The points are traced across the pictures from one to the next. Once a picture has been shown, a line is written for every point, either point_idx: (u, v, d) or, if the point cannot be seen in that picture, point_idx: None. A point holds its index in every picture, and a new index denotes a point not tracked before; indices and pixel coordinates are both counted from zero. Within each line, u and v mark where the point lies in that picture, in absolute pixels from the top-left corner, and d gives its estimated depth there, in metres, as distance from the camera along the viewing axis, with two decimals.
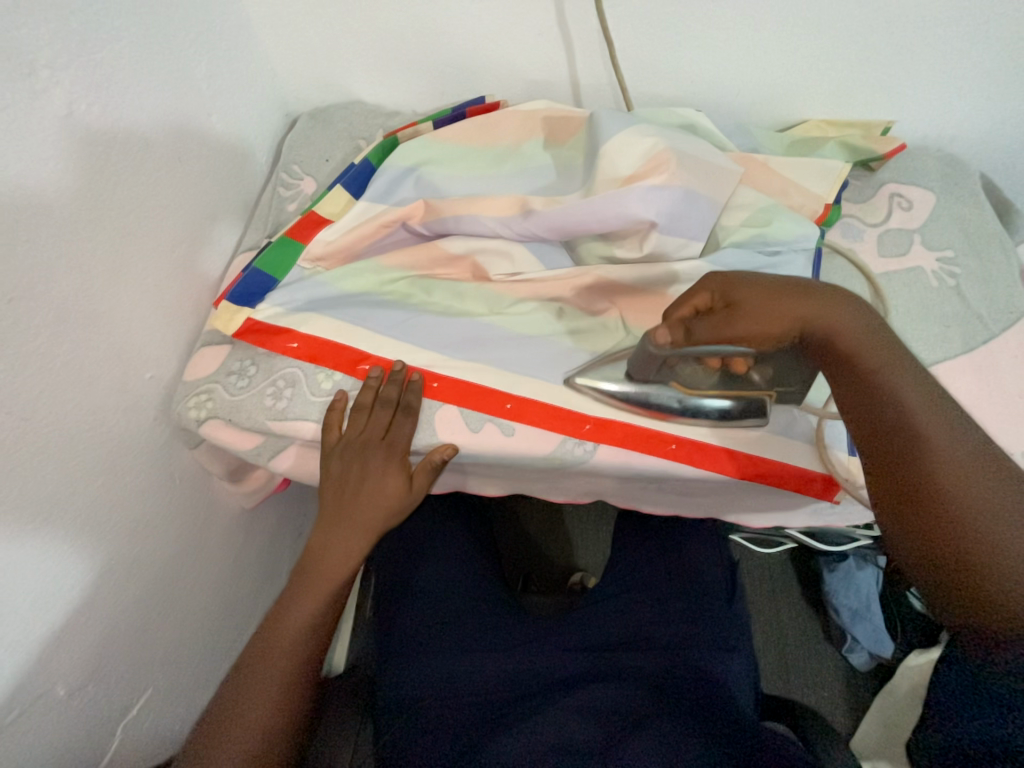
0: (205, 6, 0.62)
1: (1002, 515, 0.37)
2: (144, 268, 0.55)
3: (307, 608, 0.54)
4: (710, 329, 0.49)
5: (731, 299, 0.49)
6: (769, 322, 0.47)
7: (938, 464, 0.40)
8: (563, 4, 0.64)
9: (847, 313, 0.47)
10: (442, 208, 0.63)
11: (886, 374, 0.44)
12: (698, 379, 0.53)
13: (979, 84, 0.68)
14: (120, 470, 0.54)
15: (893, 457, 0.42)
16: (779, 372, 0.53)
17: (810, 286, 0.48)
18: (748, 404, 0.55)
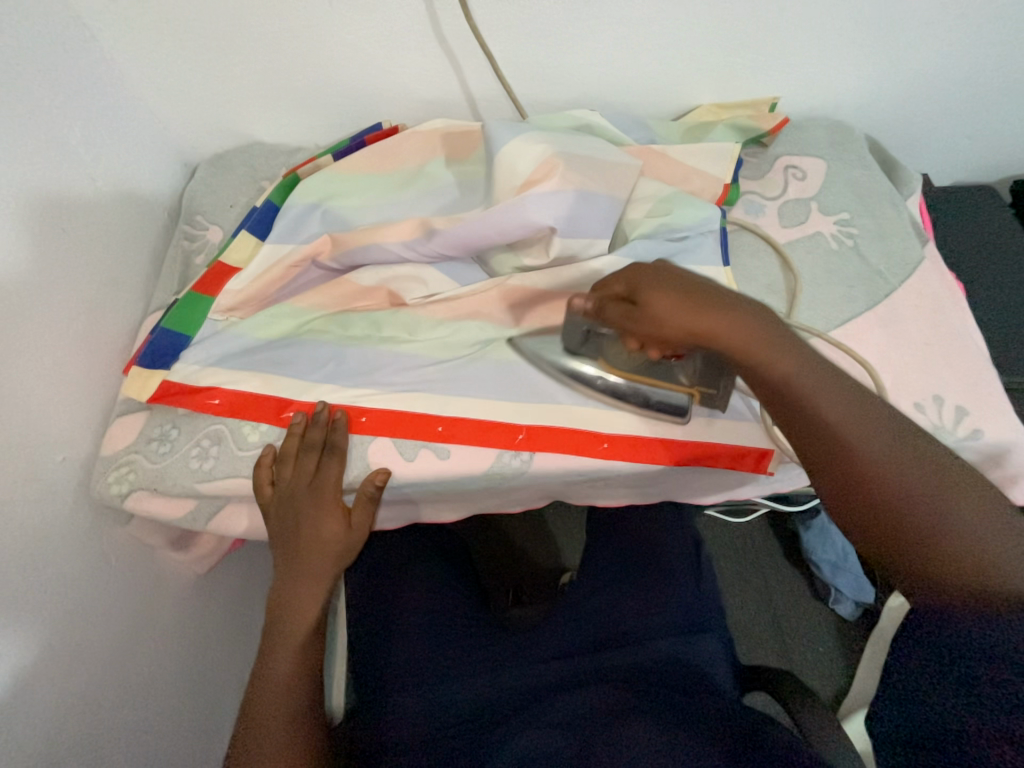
0: (73, 69, 0.60)
1: (948, 513, 0.39)
2: (38, 347, 0.53)
3: (289, 661, 0.51)
4: (621, 316, 0.50)
5: (636, 298, 0.48)
6: (677, 329, 0.47)
7: (860, 454, 0.42)
8: (440, 24, 0.65)
9: (750, 316, 0.46)
10: (349, 241, 0.62)
11: (795, 374, 0.45)
12: (623, 361, 0.54)
13: (847, 53, 0.71)
14: (43, 562, 0.51)
15: (820, 448, 0.44)
16: (702, 372, 0.54)
17: (722, 290, 0.47)
18: (668, 396, 0.56)
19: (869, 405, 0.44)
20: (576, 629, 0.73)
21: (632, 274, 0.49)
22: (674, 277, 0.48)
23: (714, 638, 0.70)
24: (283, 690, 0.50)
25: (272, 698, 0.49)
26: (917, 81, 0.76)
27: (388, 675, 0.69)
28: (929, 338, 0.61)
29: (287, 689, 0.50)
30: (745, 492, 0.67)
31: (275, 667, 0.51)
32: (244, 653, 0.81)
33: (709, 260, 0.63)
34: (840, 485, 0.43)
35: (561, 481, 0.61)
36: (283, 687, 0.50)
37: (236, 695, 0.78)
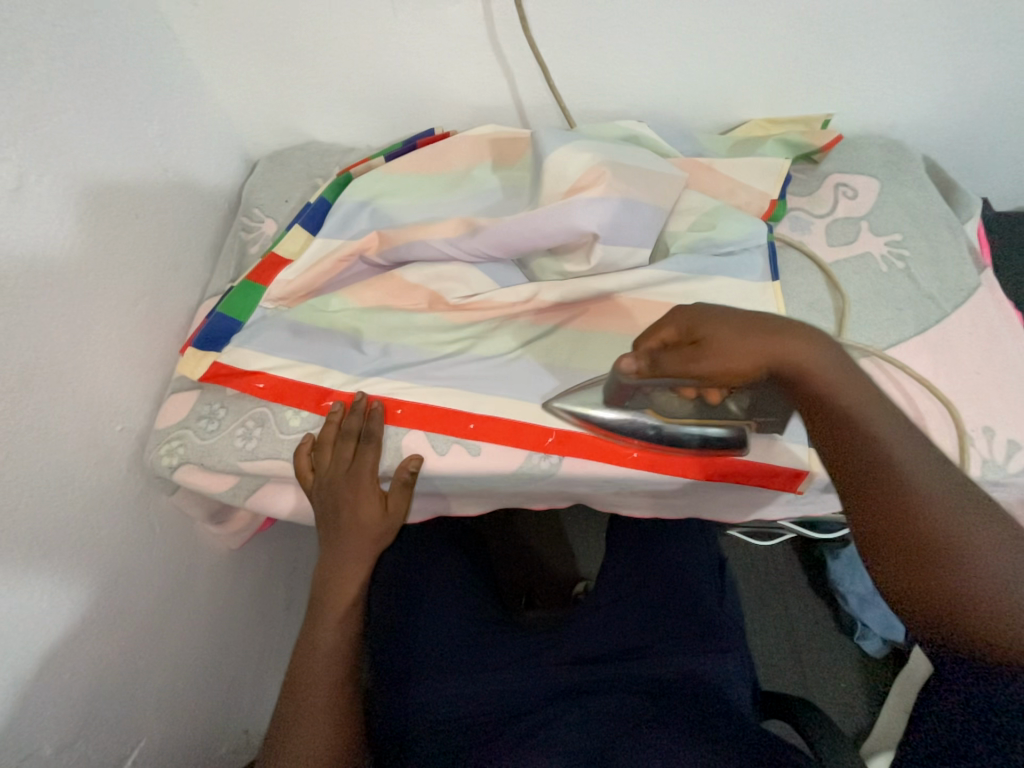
0: (155, 69, 0.65)
1: (1005, 583, 0.36)
2: (107, 324, 0.57)
3: (332, 635, 0.53)
4: (677, 360, 0.47)
5: (696, 329, 0.47)
6: (745, 359, 0.45)
7: (921, 506, 0.39)
8: (497, 34, 0.67)
9: (815, 347, 0.45)
10: (396, 238, 0.64)
11: (868, 412, 0.43)
12: (675, 407, 0.52)
13: (908, 72, 0.70)
14: (97, 523, 0.55)
15: (887, 498, 0.40)
16: (756, 403, 0.53)
17: (781, 320, 0.46)
18: (722, 431, 0.54)
19: (939, 453, 0.41)
20: (591, 638, 0.73)
21: (683, 313, 0.48)
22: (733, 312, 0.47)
23: (736, 658, 0.68)
24: (326, 660, 0.52)
25: (316, 666, 0.51)
26: (981, 101, 0.73)
27: (404, 664, 0.70)
28: (981, 367, 0.59)
29: (331, 660, 0.52)
30: (775, 513, 0.66)
31: (321, 637, 0.53)
32: (267, 631, 0.83)
33: (754, 275, 0.63)
34: (903, 542, 0.39)
35: (589, 487, 0.61)
36: (325, 658, 0.52)
37: (257, 670, 0.80)
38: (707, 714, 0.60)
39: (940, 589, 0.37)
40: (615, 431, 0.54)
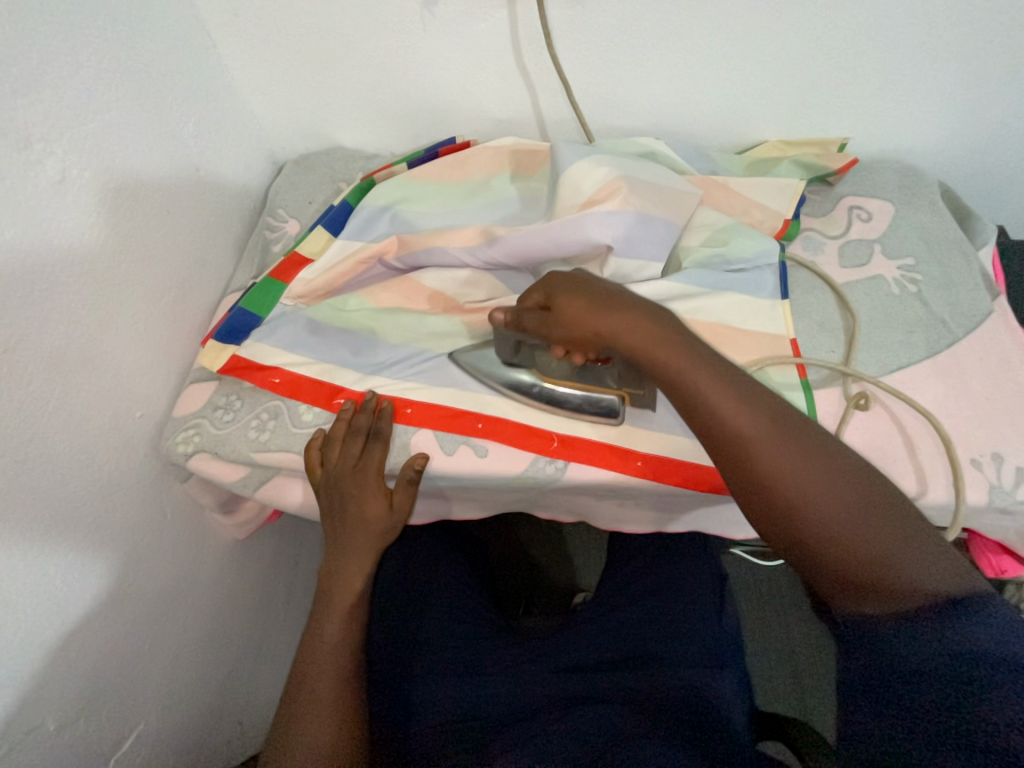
0: (193, 73, 0.68)
1: (830, 510, 0.41)
2: (133, 313, 0.59)
3: (338, 628, 0.54)
4: (537, 325, 0.52)
5: (553, 306, 0.50)
6: (593, 336, 0.49)
7: (752, 452, 0.43)
8: (522, 50, 0.69)
9: (644, 316, 0.47)
10: (415, 243, 0.66)
11: (703, 379, 0.45)
12: (554, 366, 0.57)
13: (925, 99, 0.71)
14: (112, 505, 0.56)
15: (744, 471, 0.43)
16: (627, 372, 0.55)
17: (617, 294, 0.49)
18: (604, 397, 0.57)
19: (767, 404, 0.44)
20: (586, 648, 0.73)
21: (547, 283, 0.52)
22: (581, 285, 0.50)
23: (732, 675, 0.68)
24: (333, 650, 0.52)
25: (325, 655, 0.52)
26: (997, 131, 0.74)
27: (398, 661, 0.71)
28: (991, 394, 0.59)
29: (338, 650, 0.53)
30: None
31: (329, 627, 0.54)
32: (267, 624, 0.84)
33: (765, 293, 0.64)
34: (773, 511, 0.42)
35: (593, 494, 0.62)
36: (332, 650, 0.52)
37: (255, 661, 0.81)
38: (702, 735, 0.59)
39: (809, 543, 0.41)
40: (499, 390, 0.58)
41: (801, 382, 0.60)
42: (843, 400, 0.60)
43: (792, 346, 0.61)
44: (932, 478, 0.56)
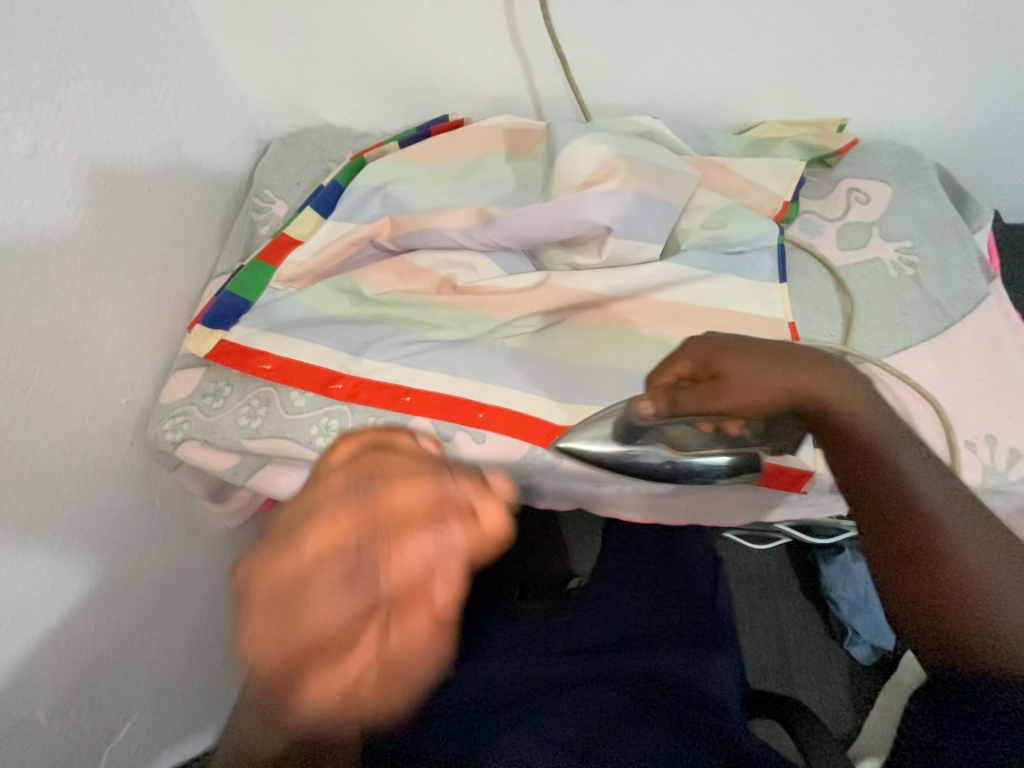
0: (171, 43, 0.65)
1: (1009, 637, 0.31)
2: (115, 296, 0.57)
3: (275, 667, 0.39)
4: (696, 397, 0.47)
5: (715, 370, 0.47)
6: (764, 394, 0.44)
7: (941, 549, 0.34)
8: (516, 24, 0.67)
9: (841, 380, 0.42)
10: (407, 224, 0.64)
11: (897, 453, 0.38)
12: (691, 440, 0.48)
13: (926, 78, 0.70)
14: (98, 494, 0.55)
15: (909, 560, 0.35)
16: (771, 427, 0.49)
17: (813, 353, 0.45)
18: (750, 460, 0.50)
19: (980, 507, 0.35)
20: (584, 632, 0.73)
21: (707, 347, 0.48)
22: (755, 344, 0.47)
23: (728, 655, 0.69)
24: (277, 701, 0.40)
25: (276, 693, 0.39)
26: (996, 112, 0.73)
27: None
28: (985, 377, 0.59)
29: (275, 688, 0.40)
30: (773, 514, 0.66)
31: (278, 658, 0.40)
32: None
33: (763, 275, 0.63)
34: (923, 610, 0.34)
35: (590, 480, 0.61)
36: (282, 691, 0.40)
37: None
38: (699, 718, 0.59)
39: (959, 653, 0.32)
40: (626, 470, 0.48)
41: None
42: None
43: (790, 329, 0.61)
44: None
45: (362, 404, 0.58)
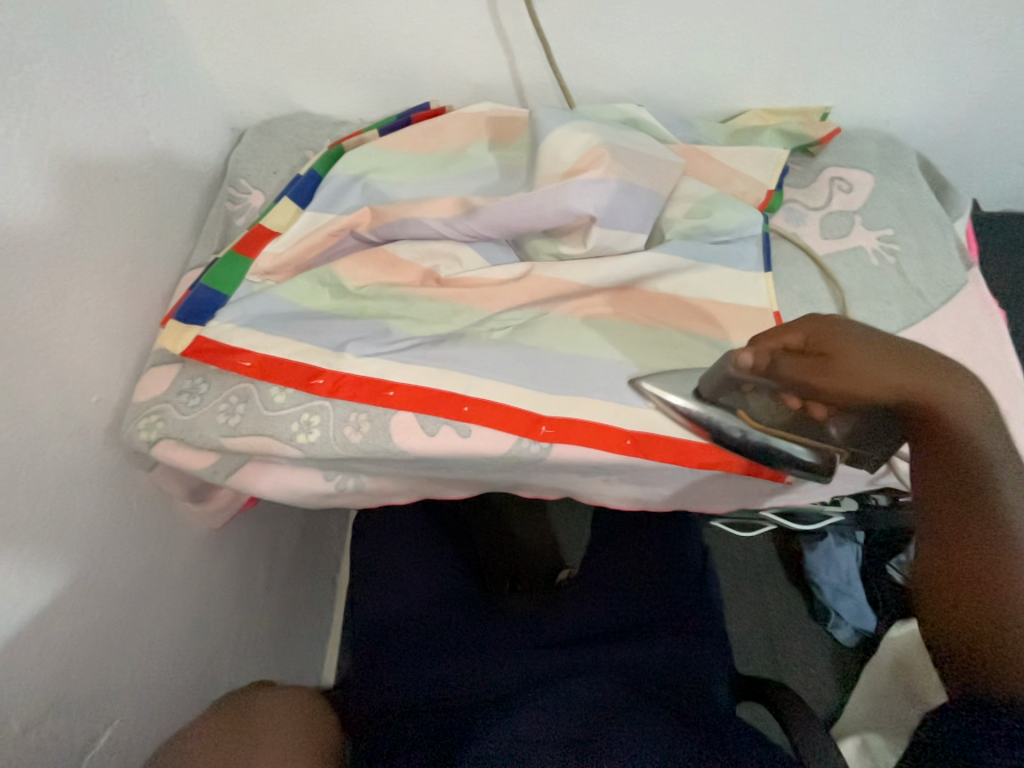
0: (137, 26, 0.62)
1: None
2: (82, 291, 0.54)
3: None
4: (796, 368, 0.51)
5: (824, 348, 0.50)
6: (875, 387, 0.48)
7: (1002, 546, 0.40)
8: (498, 8, 0.65)
9: (966, 391, 0.45)
10: (388, 214, 0.63)
11: (1003, 469, 0.42)
12: (769, 413, 0.54)
13: (907, 67, 0.70)
14: (69, 497, 0.53)
15: (981, 535, 0.41)
16: (858, 432, 0.52)
17: (930, 354, 0.48)
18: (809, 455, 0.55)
19: None
20: (572, 624, 0.74)
21: (819, 329, 0.51)
22: (868, 338, 0.50)
23: (714, 642, 0.72)
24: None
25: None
26: (975, 100, 0.74)
27: (384, 651, 0.72)
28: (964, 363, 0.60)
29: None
30: (758, 502, 0.67)
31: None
32: (250, 614, 0.82)
33: (747, 265, 0.63)
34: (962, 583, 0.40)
35: (578, 472, 0.61)
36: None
37: (238, 652, 0.79)
38: (686, 714, 0.62)
39: (988, 625, 0.38)
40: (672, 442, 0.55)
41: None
42: None
43: (775, 318, 0.61)
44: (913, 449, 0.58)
45: (344, 399, 0.57)
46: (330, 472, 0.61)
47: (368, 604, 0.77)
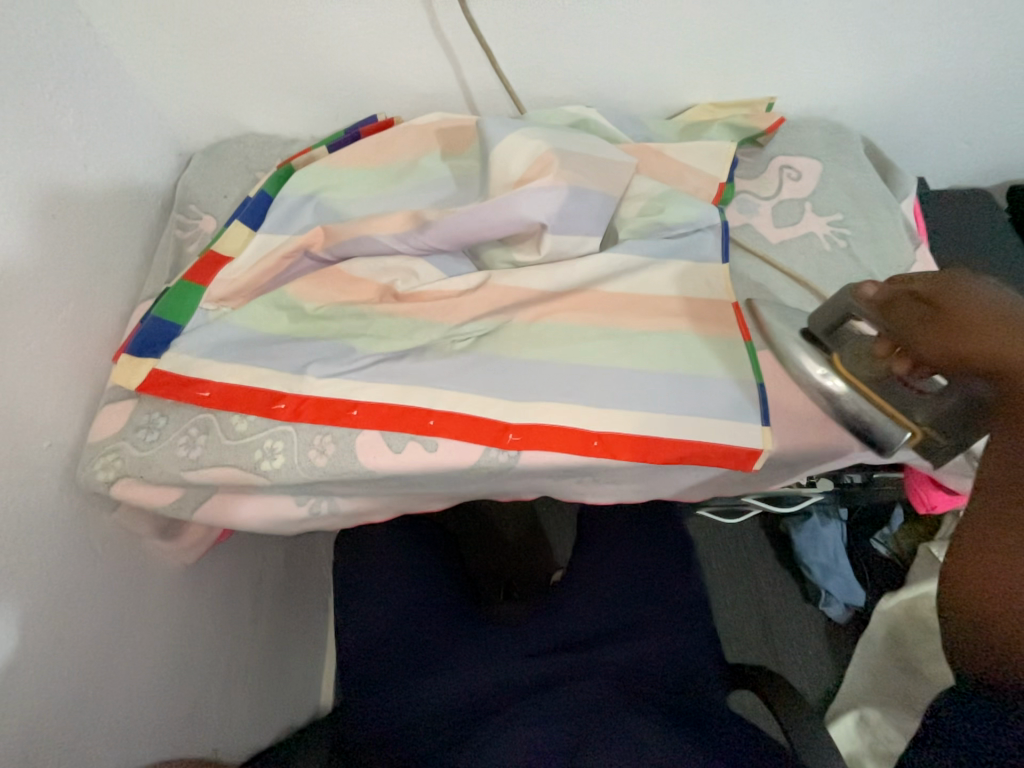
0: (66, 54, 0.60)
1: None
2: (26, 332, 0.52)
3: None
4: (900, 312, 0.39)
5: (942, 298, 0.37)
6: (976, 351, 0.34)
7: None
8: (438, 18, 0.65)
9: None
10: (341, 233, 0.62)
11: None
12: (858, 363, 0.42)
13: (844, 54, 0.72)
14: (25, 546, 0.51)
15: None
16: (953, 425, 0.38)
17: None
18: (885, 424, 0.43)
19: None
20: (563, 627, 0.74)
21: (959, 283, 0.38)
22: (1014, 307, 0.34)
23: (701, 632, 0.73)
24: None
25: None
26: (912, 83, 0.76)
27: (368, 675, 0.70)
28: None
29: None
30: (733, 491, 0.68)
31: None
32: (236, 647, 0.80)
33: (704, 258, 0.64)
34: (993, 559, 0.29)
35: (551, 477, 0.61)
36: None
37: (227, 687, 0.77)
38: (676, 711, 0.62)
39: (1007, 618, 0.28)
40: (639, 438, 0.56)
41: (745, 343, 0.61)
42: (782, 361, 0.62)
43: (734, 309, 0.62)
44: None
45: (308, 423, 0.56)
46: (301, 496, 0.60)
47: (356, 621, 0.75)
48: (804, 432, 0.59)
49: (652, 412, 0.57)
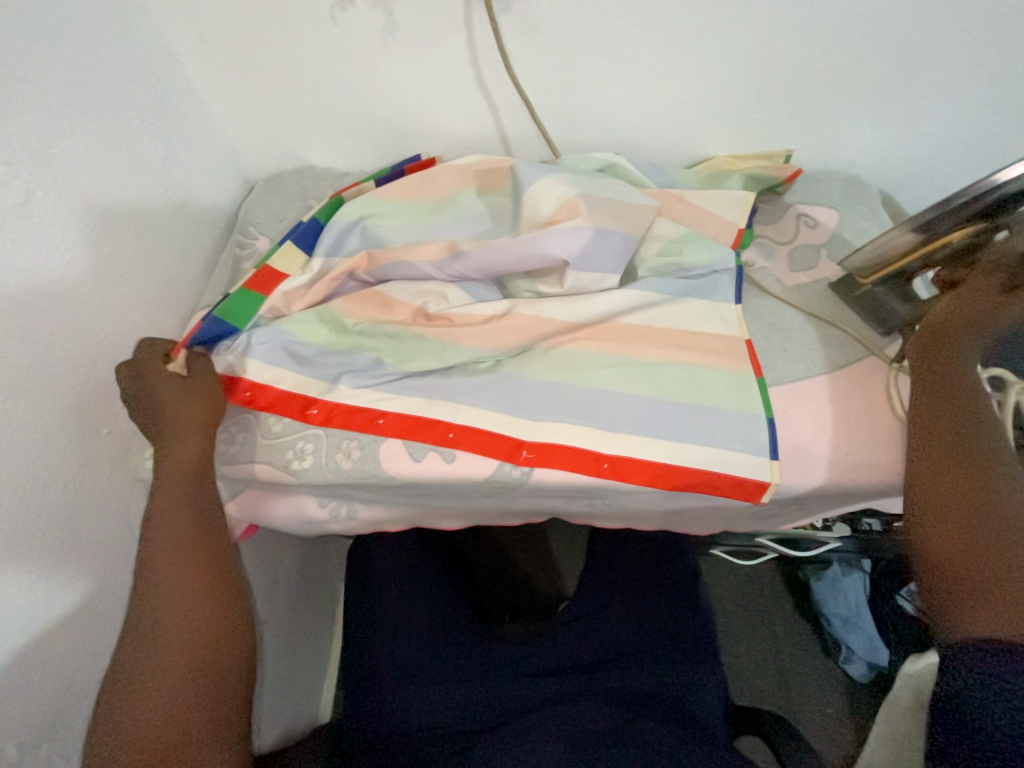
0: (161, 96, 0.70)
1: (962, 561, 0.48)
2: (99, 332, 0.59)
3: (185, 486, 0.55)
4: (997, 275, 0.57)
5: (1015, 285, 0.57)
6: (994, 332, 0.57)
7: (948, 483, 0.52)
8: (483, 75, 0.73)
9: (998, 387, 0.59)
10: (383, 258, 0.68)
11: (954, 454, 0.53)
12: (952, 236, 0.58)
13: (860, 114, 0.76)
14: (76, 523, 0.56)
15: (935, 505, 0.52)
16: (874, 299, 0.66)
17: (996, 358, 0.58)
18: (867, 259, 0.65)
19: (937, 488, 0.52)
20: (564, 653, 0.74)
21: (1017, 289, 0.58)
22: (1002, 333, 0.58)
23: (707, 671, 0.71)
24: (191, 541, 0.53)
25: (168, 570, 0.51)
26: (931, 142, 0.79)
27: (375, 680, 0.71)
28: None
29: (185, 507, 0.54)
30: (743, 524, 0.68)
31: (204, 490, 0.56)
32: None
33: (719, 296, 0.67)
34: (937, 542, 0.50)
35: (562, 496, 0.63)
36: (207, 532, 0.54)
37: None
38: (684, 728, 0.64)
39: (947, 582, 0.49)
40: (645, 462, 0.58)
41: (758, 379, 0.63)
42: (797, 397, 0.63)
43: (747, 347, 0.64)
44: (892, 467, 0.60)
45: (338, 428, 0.60)
46: (323, 498, 0.64)
47: (363, 626, 0.77)
48: (814, 468, 0.60)
49: (663, 437, 0.59)
